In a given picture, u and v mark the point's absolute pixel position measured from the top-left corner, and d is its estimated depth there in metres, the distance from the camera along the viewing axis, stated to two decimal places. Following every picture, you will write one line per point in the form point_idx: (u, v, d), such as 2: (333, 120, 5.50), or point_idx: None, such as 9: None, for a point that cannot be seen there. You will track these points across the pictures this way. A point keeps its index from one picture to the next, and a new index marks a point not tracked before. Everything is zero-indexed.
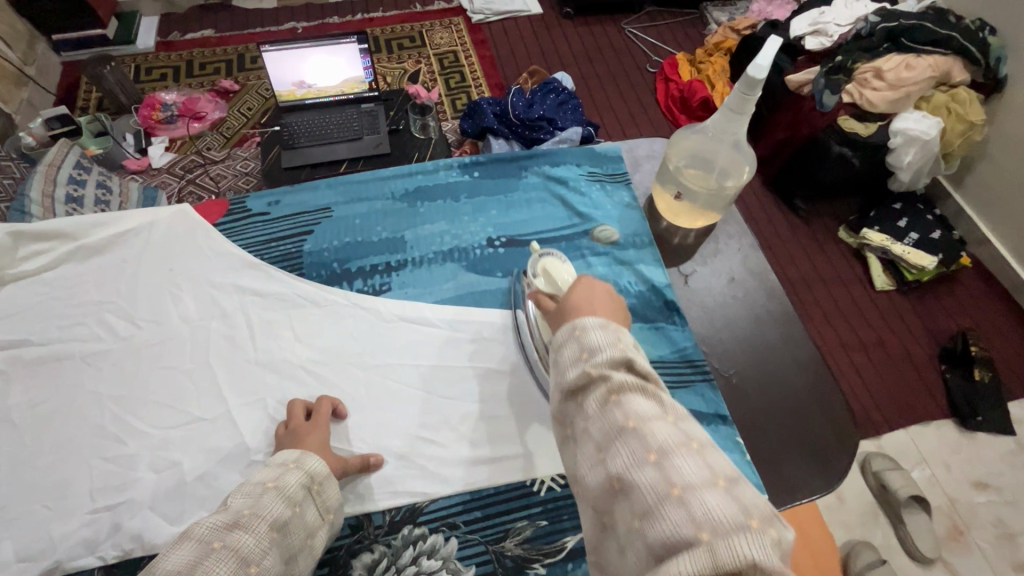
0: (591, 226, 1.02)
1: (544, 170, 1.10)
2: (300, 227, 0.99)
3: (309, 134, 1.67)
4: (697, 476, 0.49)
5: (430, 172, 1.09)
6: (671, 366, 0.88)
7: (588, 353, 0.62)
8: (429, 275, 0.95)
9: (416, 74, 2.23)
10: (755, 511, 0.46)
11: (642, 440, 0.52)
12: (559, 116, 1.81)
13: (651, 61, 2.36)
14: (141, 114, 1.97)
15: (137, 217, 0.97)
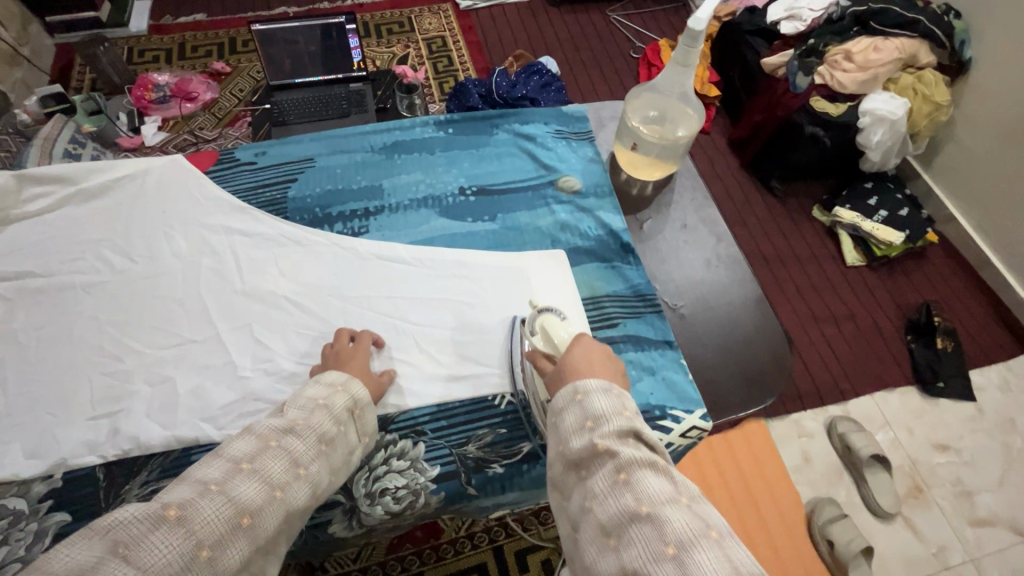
0: (555, 177, 1.09)
1: (515, 127, 1.16)
2: (284, 175, 1.05)
3: (299, 111, 1.72)
4: (665, 496, 0.58)
5: (408, 128, 1.14)
6: (625, 299, 0.96)
7: (589, 421, 0.67)
8: (406, 219, 1.02)
9: (405, 58, 2.28)
10: (713, 525, 0.56)
11: (615, 461, 0.62)
12: (542, 97, 1.87)
13: (635, 47, 2.42)
14: (134, 95, 2.00)
15: (131, 164, 1.02)
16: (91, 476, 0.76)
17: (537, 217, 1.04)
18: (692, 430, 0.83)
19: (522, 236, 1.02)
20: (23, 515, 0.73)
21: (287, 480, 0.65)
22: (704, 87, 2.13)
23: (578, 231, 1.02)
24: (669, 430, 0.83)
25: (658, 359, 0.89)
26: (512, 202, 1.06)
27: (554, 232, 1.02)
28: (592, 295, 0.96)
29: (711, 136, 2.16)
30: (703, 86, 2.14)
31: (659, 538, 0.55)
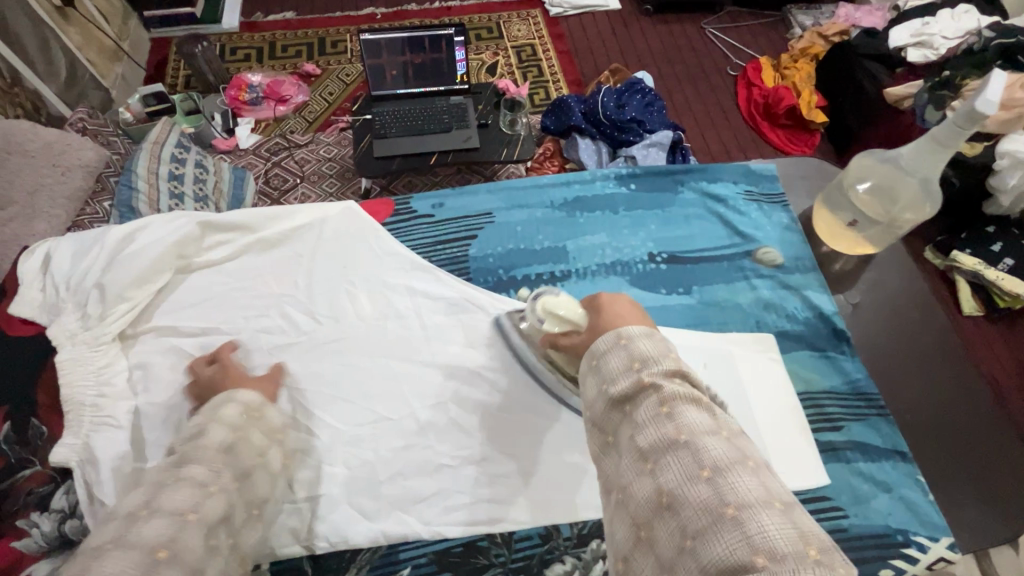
0: (752, 247, 1.05)
1: (701, 187, 1.13)
2: (465, 230, 1.05)
3: (399, 123, 1.68)
4: (755, 498, 0.47)
5: (588, 182, 1.13)
6: (843, 397, 0.90)
7: (639, 362, 0.58)
8: (595, 285, 0.99)
9: (494, 65, 2.21)
10: (814, 540, 0.44)
11: (695, 454, 0.50)
12: (649, 118, 1.77)
13: (732, 64, 2.30)
14: (229, 95, 2.00)
15: (308, 213, 1.01)
16: (297, 569, 0.75)
17: (736, 292, 1.00)
18: (937, 561, 0.79)
19: (724, 312, 0.98)
20: None
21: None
22: (810, 113, 2.04)
23: (783, 311, 0.98)
24: (915, 561, 0.78)
25: (892, 473, 0.84)
26: (706, 271, 1.02)
27: (756, 312, 0.98)
28: (807, 390, 0.91)
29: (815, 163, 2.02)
30: (810, 112, 2.04)
31: (700, 469, 0.49)
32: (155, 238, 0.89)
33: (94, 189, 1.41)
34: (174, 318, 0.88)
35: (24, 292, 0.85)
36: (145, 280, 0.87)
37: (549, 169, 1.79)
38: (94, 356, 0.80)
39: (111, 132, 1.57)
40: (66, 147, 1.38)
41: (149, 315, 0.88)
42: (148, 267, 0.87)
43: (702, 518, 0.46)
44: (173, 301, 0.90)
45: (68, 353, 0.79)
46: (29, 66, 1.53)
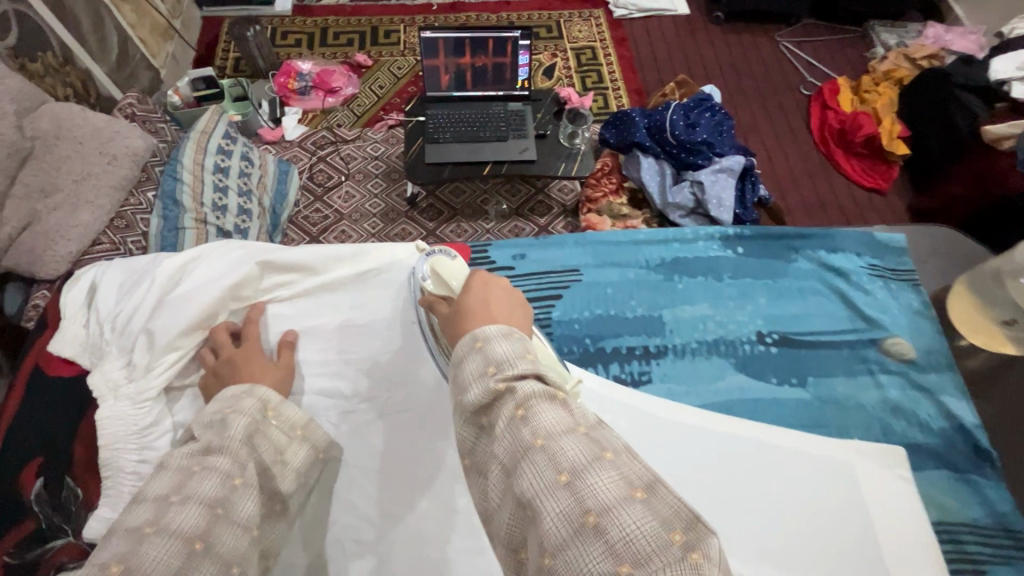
0: (878, 336, 1.02)
1: (818, 256, 1.10)
2: (557, 286, 1.03)
3: (452, 128, 1.59)
4: (614, 496, 0.44)
5: (690, 242, 1.10)
6: (982, 529, 0.87)
7: (495, 366, 0.52)
8: (694, 368, 0.96)
9: (551, 68, 2.10)
10: (677, 522, 0.43)
11: (551, 457, 0.46)
12: (720, 142, 1.65)
13: (806, 82, 2.15)
14: (277, 82, 1.94)
15: (376, 253, 0.97)
16: None
17: (859, 389, 0.96)
18: None
19: (842, 411, 0.94)
20: None
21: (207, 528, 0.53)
22: (891, 144, 1.88)
23: (916, 419, 0.95)
24: None
25: None
26: (822, 360, 0.99)
27: (884, 417, 0.94)
28: (941, 519, 0.88)
29: (889, 200, 1.88)
30: (891, 142, 1.89)
31: (560, 471, 0.46)
32: (212, 279, 0.86)
33: (138, 178, 1.35)
34: None
35: (64, 330, 0.81)
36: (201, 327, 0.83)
37: (605, 186, 1.69)
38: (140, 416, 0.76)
39: (159, 119, 1.52)
40: (114, 134, 1.31)
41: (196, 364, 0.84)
42: (202, 313, 0.82)
43: (563, 530, 0.44)
44: None
45: (109, 410, 0.76)
46: (81, 43, 1.49)
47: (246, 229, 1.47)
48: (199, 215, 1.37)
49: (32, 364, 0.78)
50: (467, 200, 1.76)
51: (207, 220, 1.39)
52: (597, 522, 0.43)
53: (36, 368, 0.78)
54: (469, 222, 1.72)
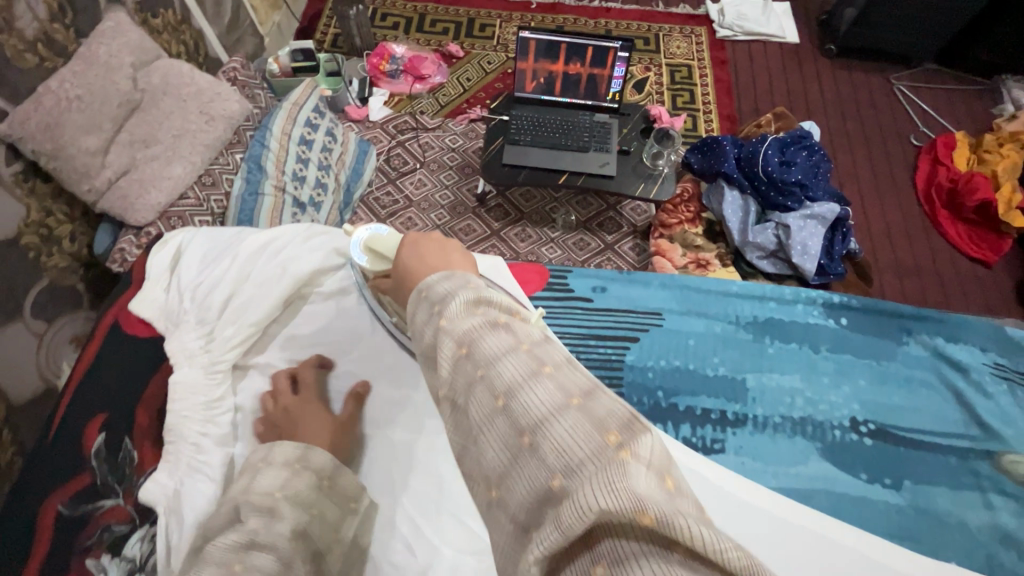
0: (994, 448, 0.90)
1: (934, 342, 0.99)
2: (630, 328, 0.97)
3: (533, 131, 1.57)
4: (547, 408, 0.39)
5: (788, 303, 1.01)
6: None
7: (439, 306, 0.48)
8: (774, 445, 0.88)
9: (643, 81, 2.03)
10: (613, 424, 0.38)
11: (489, 382, 0.42)
12: (816, 186, 1.53)
13: (918, 133, 1.98)
14: (370, 62, 1.97)
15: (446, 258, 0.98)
16: None
17: (961, 506, 0.86)
18: None
19: (942, 530, 0.84)
20: None
21: None
22: (1008, 215, 1.70)
23: None
24: None
25: None
26: (924, 465, 0.88)
27: (991, 544, 0.83)
28: None
29: (997, 276, 1.71)
30: (1007, 213, 1.71)
31: (497, 389, 0.41)
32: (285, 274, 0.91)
33: (229, 140, 1.41)
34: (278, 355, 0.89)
35: (146, 291, 0.88)
36: (273, 315, 0.89)
37: (683, 214, 1.61)
38: (210, 386, 0.82)
39: (257, 85, 1.57)
40: (215, 96, 1.37)
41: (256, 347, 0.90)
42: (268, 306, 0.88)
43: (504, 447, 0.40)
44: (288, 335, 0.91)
45: (183, 376, 0.81)
46: (200, 5, 1.55)
47: (320, 203, 1.51)
48: (278, 182, 1.42)
49: (114, 320, 0.86)
50: (536, 206, 1.73)
51: (285, 189, 1.43)
52: (530, 440, 0.39)
53: (116, 326, 0.85)
54: (536, 228, 1.69)
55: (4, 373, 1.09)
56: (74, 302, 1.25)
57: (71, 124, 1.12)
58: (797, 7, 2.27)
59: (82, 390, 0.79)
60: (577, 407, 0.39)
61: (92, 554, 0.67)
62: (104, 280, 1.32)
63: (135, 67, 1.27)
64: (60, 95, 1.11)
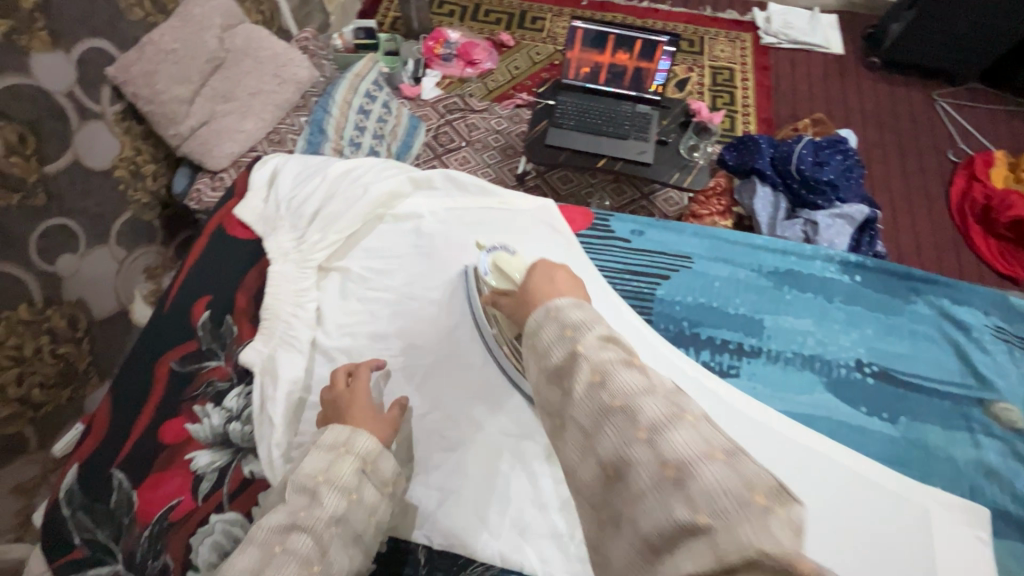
0: (987, 398, 0.91)
1: (940, 303, 1.01)
2: (658, 267, 1.00)
3: (578, 116, 1.65)
4: (694, 452, 0.44)
5: (807, 256, 1.04)
6: None
7: (571, 329, 0.55)
8: (784, 376, 0.90)
9: (685, 81, 2.09)
10: (761, 486, 0.41)
11: (629, 415, 0.47)
12: (847, 187, 1.58)
13: (956, 149, 1.99)
14: (426, 45, 2.08)
15: (512, 197, 1.04)
16: (413, 556, 0.73)
17: (953, 443, 0.87)
18: None
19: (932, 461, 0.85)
20: None
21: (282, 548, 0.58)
22: None
23: (1011, 488, 0.83)
24: None
25: None
26: (923, 407, 0.89)
27: (974, 477, 0.84)
28: None
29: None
30: None
31: (638, 419, 0.47)
32: (366, 191, 1.00)
33: (296, 104, 1.52)
34: (351, 263, 0.95)
35: (247, 200, 1.00)
36: (355, 226, 0.97)
37: (714, 206, 1.66)
38: (300, 279, 0.91)
39: (324, 56, 1.70)
40: (289, 61, 1.48)
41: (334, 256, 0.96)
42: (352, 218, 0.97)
43: (643, 476, 0.45)
44: (361, 247, 0.96)
45: (281, 267, 0.91)
46: None
47: None
48: (337, 145, 1.48)
49: (218, 223, 0.99)
50: (573, 189, 1.83)
51: (343, 152, 1.49)
52: (674, 473, 0.43)
53: (221, 227, 0.98)
54: None
55: (87, 288, 1.22)
56: (150, 236, 1.38)
57: (167, 73, 1.26)
58: (844, 20, 2.30)
59: (191, 276, 0.92)
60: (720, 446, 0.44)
61: (197, 402, 0.80)
62: (176, 219, 1.45)
63: (223, 29, 1.40)
64: (160, 46, 1.24)
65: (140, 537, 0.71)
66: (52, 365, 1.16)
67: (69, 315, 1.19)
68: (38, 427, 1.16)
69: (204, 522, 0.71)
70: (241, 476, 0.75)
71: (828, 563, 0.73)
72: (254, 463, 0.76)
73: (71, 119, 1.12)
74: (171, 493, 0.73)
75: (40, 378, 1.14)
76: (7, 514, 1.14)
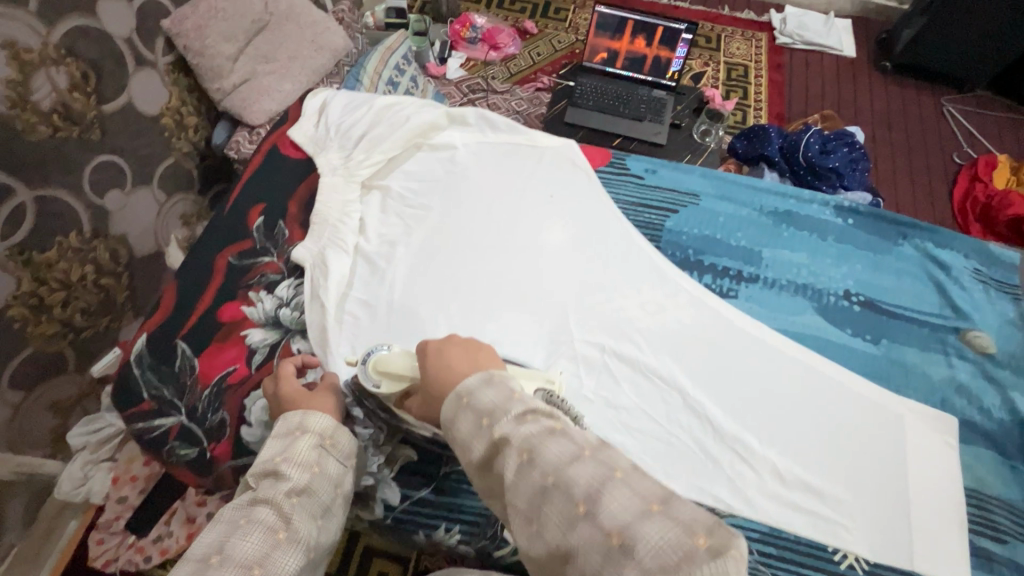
0: (964, 327, 0.98)
1: (925, 246, 1.07)
2: (667, 202, 1.08)
3: (596, 98, 1.72)
4: (630, 515, 0.45)
5: (805, 201, 1.10)
6: (1017, 511, 0.83)
7: (486, 417, 0.57)
8: (778, 300, 0.98)
9: (701, 75, 2.16)
10: (699, 529, 0.44)
11: (568, 491, 0.48)
12: (852, 176, 1.64)
13: (961, 152, 2.06)
14: (452, 28, 2.17)
15: (537, 132, 1.12)
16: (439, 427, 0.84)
17: (929, 363, 0.94)
18: None
19: (908, 377, 0.93)
20: (381, 435, 0.82)
21: (264, 553, 0.58)
22: None
23: (978, 403, 0.91)
24: None
25: None
26: (903, 331, 0.97)
27: (946, 392, 0.92)
28: (976, 488, 0.84)
29: None
30: None
31: (581, 500, 0.48)
32: (407, 119, 1.08)
33: (330, 71, 1.59)
34: (393, 183, 1.04)
35: (302, 124, 1.09)
36: (397, 152, 1.06)
37: None
38: (347, 190, 1.01)
39: (357, 30, 1.78)
40: (326, 29, 1.57)
41: (378, 176, 1.05)
42: (398, 142, 1.06)
43: (591, 549, 0.45)
44: (403, 170, 1.06)
45: (330, 179, 1.00)
46: None
47: None
48: None
49: (272, 143, 1.07)
50: None
51: None
52: (622, 542, 0.44)
53: (276, 147, 1.06)
54: None
55: (129, 226, 1.30)
56: (189, 185, 1.47)
57: (216, 30, 1.35)
58: (858, 25, 2.37)
59: (247, 185, 1.01)
60: (661, 511, 0.46)
61: (252, 289, 0.90)
62: (211, 173, 1.54)
63: None
64: (211, 4, 1.33)
65: (201, 395, 0.82)
66: (93, 294, 1.24)
67: (112, 249, 1.27)
68: (77, 351, 1.24)
69: (256, 385, 0.82)
70: (290, 352, 0.86)
71: (804, 447, 0.83)
72: (301, 342, 0.87)
73: (128, 64, 1.21)
74: (229, 361, 0.84)
75: (82, 305, 1.21)
76: (44, 430, 1.21)
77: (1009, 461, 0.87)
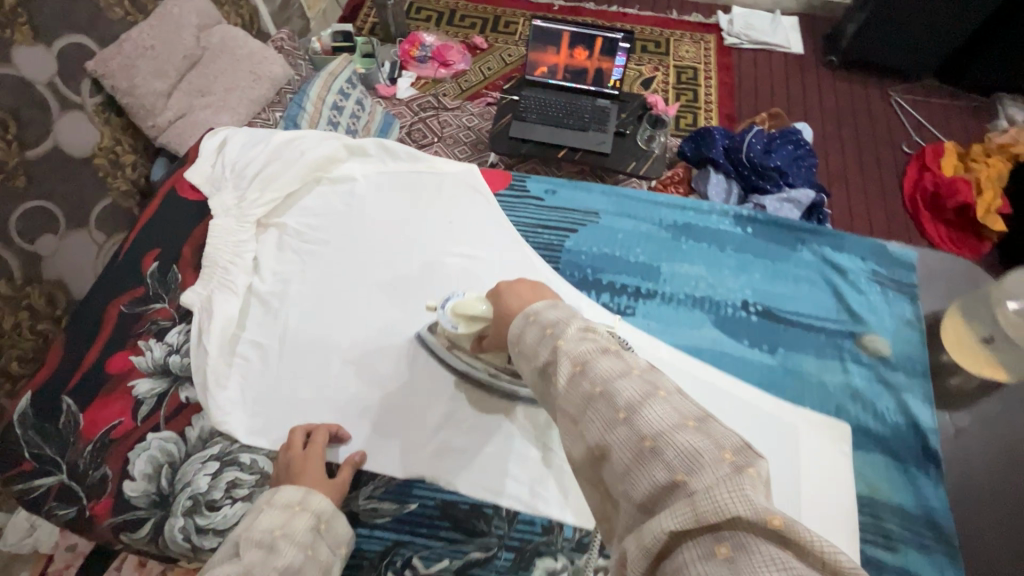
0: (860, 331, 0.99)
1: (823, 251, 1.08)
2: (567, 222, 1.09)
3: (540, 110, 1.73)
4: (667, 423, 0.45)
5: (704, 211, 1.12)
6: (911, 518, 0.84)
7: (551, 327, 0.57)
8: (675, 314, 0.99)
9: (651, 80, 2.18)
10: (729, 445, 0.43)
11: (609, 399, 0.48)
12: (795, 173, 1.65)
13: (910, 141, 2.08)
14: (402, 48, 2.18)
15: (438, 162, 1.15)
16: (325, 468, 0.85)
17: (824, 370, 0.95)
18: None
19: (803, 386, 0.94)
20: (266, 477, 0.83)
21: None
22: (988, 218, 1.77)
23: (872, 408, 0.92)
24: None
25: None
26: (800, 339, 0.98)
27: (841, 399, 0.93)
28: (871, 496, 0.85)
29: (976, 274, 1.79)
30: (986, 217, 1.78)
31: (622, 406, 0.47)
32: (306, 155, 1.11)
33: (271, 100, 1.58)
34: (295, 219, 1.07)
35: (198, 164, 1.13)
36: (296, 186, 1.09)
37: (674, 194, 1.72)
38: (239, 232, 1.05)
39: (300, 56, 1.78)
40: (263, 59, 1.57)
41: (279, 212, 1.09)
42: (291, 175, 1.09)
43: (621, 449, 0.45)
44: (302, 205, 1.09)
45: (220, 221, 1.05)
46: None
47: None
48: None
49: (172, 187, 1.13)
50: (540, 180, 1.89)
51: None
52: (652, 446, 0.44)
53: (174, 191, 1.12)
54: None
55: (65, 270, 1.28)
56: None
57: (144, 68, 1.36)
58: (806, 22, 2.40)
59: (144, 232, 1.08)
60: (694, 426, 0.44)
61: (142, 337, 0.96)
62: None
63: (200, 29, 1.50)
64: (137, 43, 1.34)
65: (83, 451, 0.86)
66: (30, 341, 1.22)
67: (48, 294, 1.25)
68: None
69: (140, 436, 0.87)
70: (177, 400, 0.90)
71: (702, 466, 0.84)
72: (189, 391, 0.91)
73: (51, 108, 1.21)
74: (113, 415, 0.89)
75: (18, 353, 1.20)
76: None
77: (904, 466, 0.88)
